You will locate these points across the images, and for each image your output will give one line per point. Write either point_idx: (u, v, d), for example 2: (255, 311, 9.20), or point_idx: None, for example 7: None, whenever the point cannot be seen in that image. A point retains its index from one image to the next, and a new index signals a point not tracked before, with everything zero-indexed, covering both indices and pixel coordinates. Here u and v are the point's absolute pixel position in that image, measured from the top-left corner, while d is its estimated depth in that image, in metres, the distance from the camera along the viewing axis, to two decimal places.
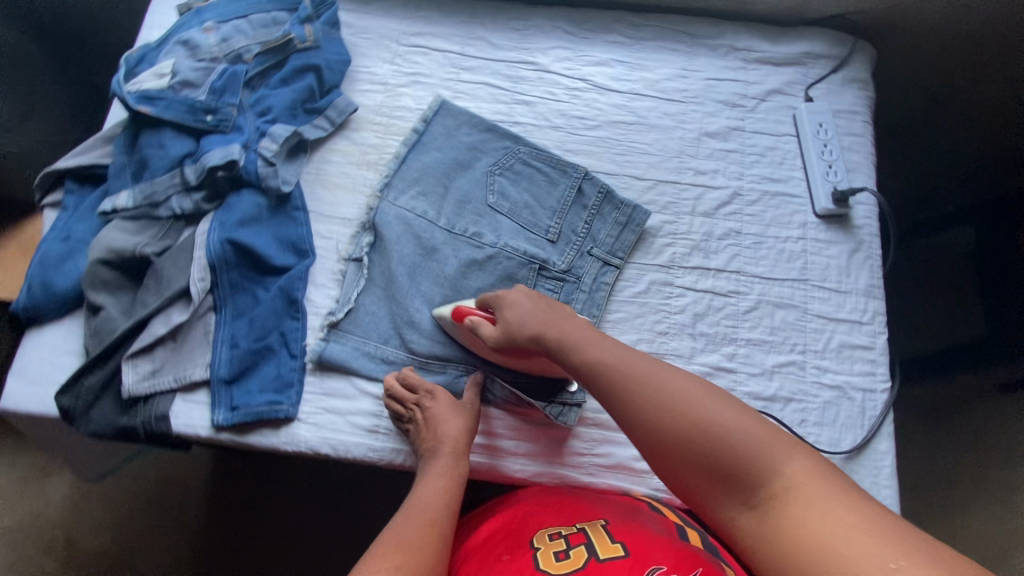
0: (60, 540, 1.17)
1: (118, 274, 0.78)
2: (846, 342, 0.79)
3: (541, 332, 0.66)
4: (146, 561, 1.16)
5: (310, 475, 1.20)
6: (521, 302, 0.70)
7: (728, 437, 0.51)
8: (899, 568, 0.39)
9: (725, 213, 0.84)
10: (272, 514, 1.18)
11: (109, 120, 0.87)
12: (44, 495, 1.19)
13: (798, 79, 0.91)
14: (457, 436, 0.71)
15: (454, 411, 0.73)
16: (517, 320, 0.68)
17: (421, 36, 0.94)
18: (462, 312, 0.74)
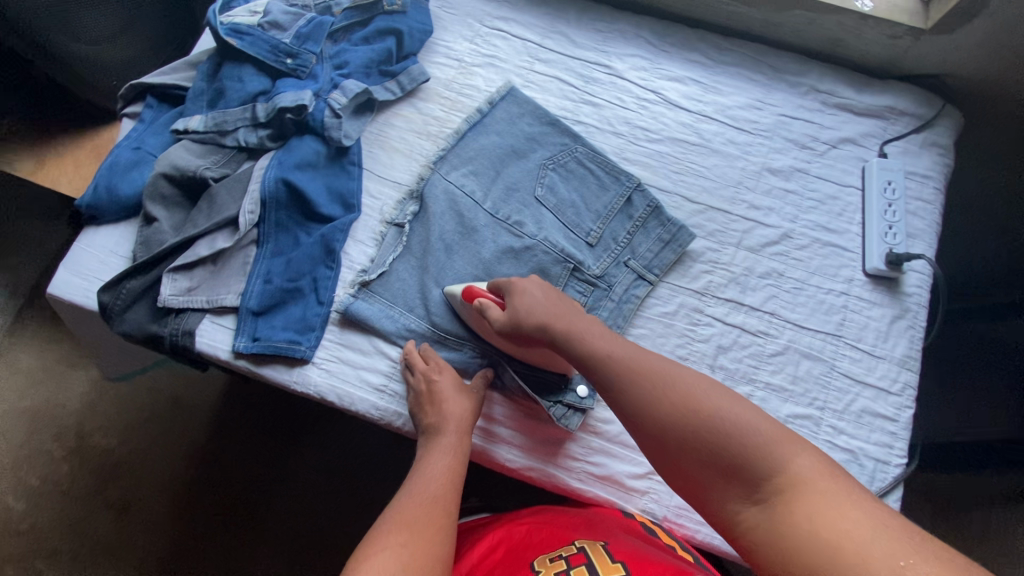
0: (72, 430, 1.24)
1: (177, 192, 0.82)
2: (869, 408, 0.76)
3: (548, 318, 0.65)
4: (143, 469, 1.22)
5: (309, 426, 1.25)
6: (533, 288, 0.69)
7: (732, 427, 0.52)
8: (907, 565, 0.41)
9: (770, 252, 0.83)
10: (269, 449, 1.23)
11: (198, 47, 0.92)
12: (67, 387, 1.28)
13: (876, 132, 0.88)
14: (462, 415, 0.72)
15: (460, 392, 0.74)
16: (525, 307, 0.66)
17: (504, 20, 0.95)
18: (477, 291, 0.73)
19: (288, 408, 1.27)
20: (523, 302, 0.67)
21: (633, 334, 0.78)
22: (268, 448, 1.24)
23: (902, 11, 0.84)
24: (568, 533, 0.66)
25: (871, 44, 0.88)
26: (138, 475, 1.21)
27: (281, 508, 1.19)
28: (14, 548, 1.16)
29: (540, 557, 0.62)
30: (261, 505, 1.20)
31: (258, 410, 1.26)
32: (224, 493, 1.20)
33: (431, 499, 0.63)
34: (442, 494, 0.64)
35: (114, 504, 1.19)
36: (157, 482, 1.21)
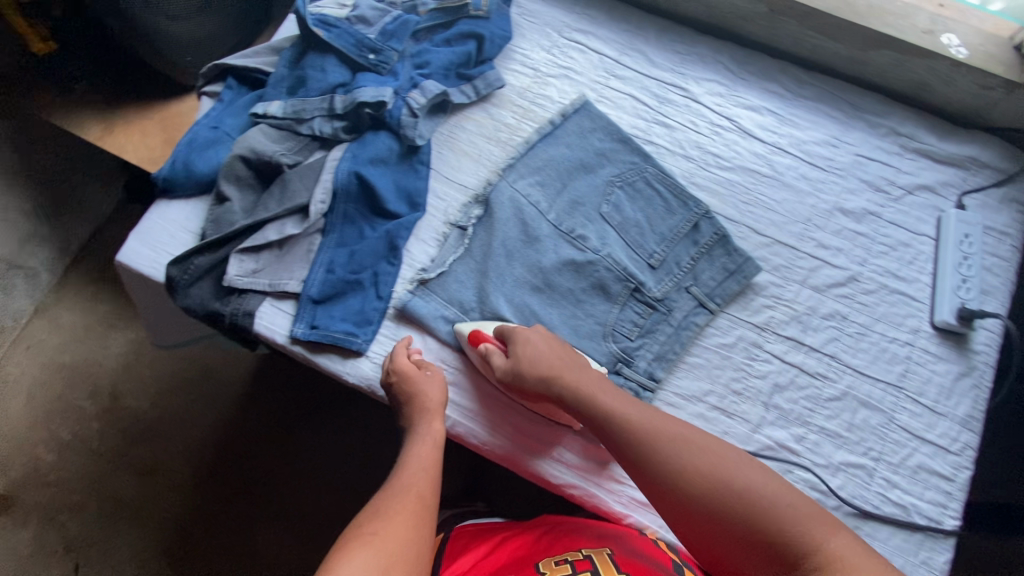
0: (107, 390, 1.27)
1: (250, 174, 0.83)
2: (925, 464, 0.74)
3: (554, 374, 0.70)
4: (170, 437, 1.24)
5: (335, 412, 1.26)
6: (539, 342, 0.73)
7: (762, 503, 0.57)
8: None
9: (835, 293, 0.81)
10: (292, 431, 1.24)
11: (282, 34, 0.93)
12: (107, 347, 1.31)
13: (954, 182, 0.86)
14: (436, 401, 0.74)
15: (431, 378, 0.75)
16: (528, 359, 0.70)
17: (583, 33, 0.95)
18: (478, 338, 0.76)
19: (316, 393, 1.27)
20: (525, 355, 0.71)
21: (689, 363, 0.78)
22: (291, 429, 1.25)
23: (997, 62, 0.81)
24: (576, 539, 0.69)
25: (959, 92, 0.86)
26: (165, 442, 1.23)
27: (299, 491, 1.20)
28: (43, 498, 1.19)
29: (546, 559, 0.65)
30: (279, 485, 1.21)
31: (286, 391, 1.28)
32: (245, 469, 1.22)
33: (408, 490, 0.65)
34: (421, 486, 0.66)
35: (139, 466, 1.21)
36: (182, 450, 1.23)
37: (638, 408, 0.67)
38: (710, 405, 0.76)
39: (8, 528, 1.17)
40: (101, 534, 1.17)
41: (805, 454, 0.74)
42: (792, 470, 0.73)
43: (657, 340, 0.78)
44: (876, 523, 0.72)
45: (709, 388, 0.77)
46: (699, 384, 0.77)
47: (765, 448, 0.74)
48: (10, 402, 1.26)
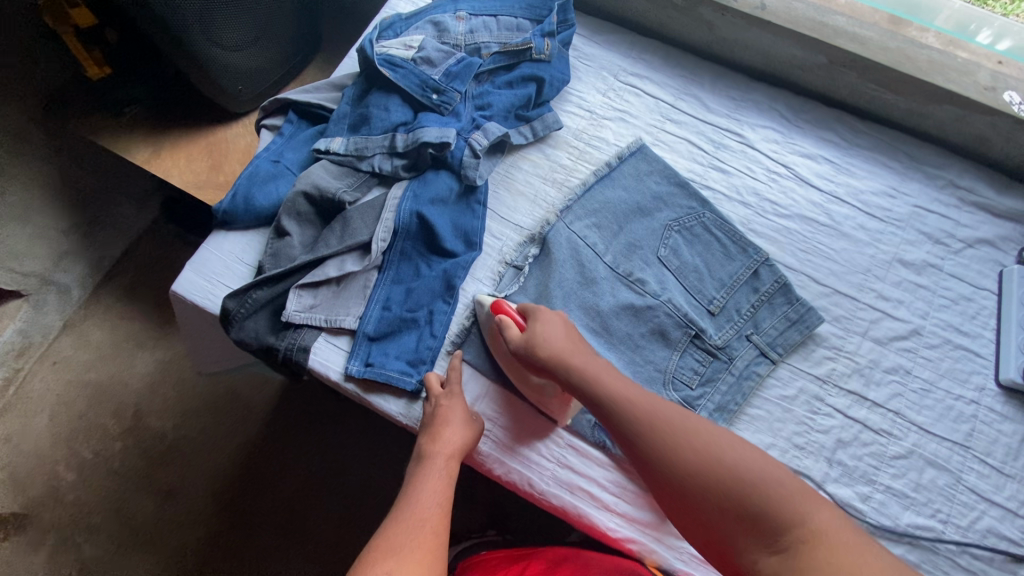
0: (130, 409, 1.24)
1: (311, 209, 0.83)
2: (996, 530, 0.71)
3: (565, 353, 0.68)
4: (192, 460, 1.20)
5: (358, 443, 1.21)
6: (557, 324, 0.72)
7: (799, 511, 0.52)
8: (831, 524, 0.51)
9: (897, 346, 0.80)
10: (317, 458, 1.20)
11: (343, 71, 0.95)
12: (132, 364, 1.28)
13: (1015, 236, 0.85)
14: (460, 443, 0.70)
15: (462, 415, 0.72)
16: (543, 336, 0.69)
17: (638, 77, 0.96)
18: (506, 309, 0.75)
19: (344, 423, 1.23)
20: (534, 328, 0.71)
21: (749, 414, 0.77)
22: (318, 458, 1.20)
23: None
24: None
25: (1020, 147, 0.87)
26: (185, 466, 1.20)
27: (321, 523, 1.15)
28: (58, 518, 1.15)
29: None
30: (300, 516, 1.16)
31: (314, 417, 1.23)
32: (267, 499, 1.17)
33: (421, 523, 0.61)
34: (435, 520, 0.62)
35: (158, 490, 1.18)
36: (203, 476, 1.19)
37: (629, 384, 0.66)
38: (772, 458, 0.74)
39: (21, 550, 1.13)
40: (115, 559, 1.13)
41: (870, 514, 0.72)
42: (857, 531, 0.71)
43: (718, 390, 0.77)
44: None
45: (770, 441, 0.75)
46: (760, 436, 0.75)
47: None
48: (31, 418, 1.23)
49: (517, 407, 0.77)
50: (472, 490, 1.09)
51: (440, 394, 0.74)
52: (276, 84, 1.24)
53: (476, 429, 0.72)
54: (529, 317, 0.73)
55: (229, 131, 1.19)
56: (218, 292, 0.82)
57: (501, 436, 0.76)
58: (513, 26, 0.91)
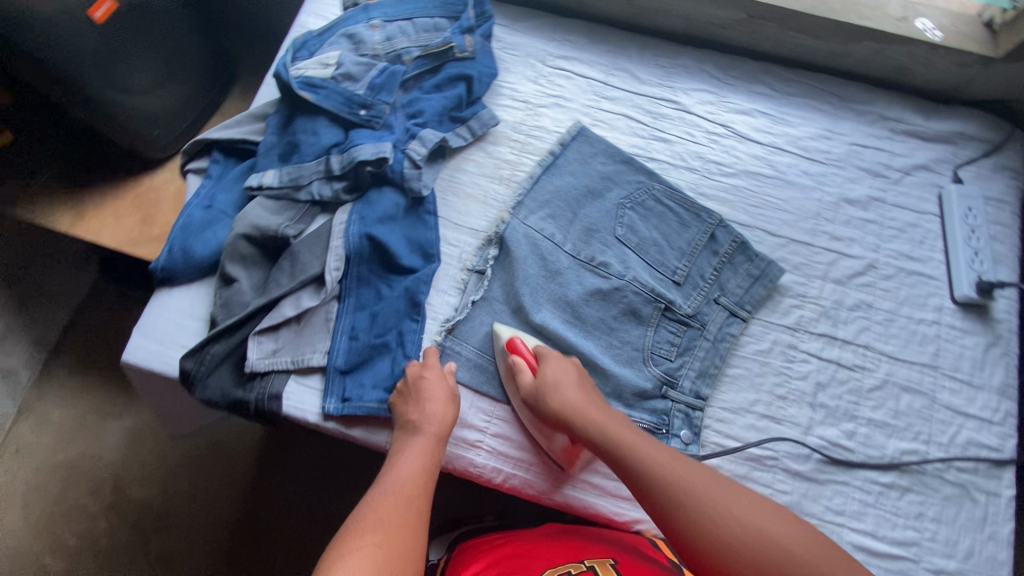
0: (109, 484, 1.18)
1: (255, 250, 0.79)
2: (974, 440, 0.75)
3: (575, 407, 0.69)
4: (185, 523, 1.15)
5: (355, 472, 1.19)
6: (570, 372, 0.72)
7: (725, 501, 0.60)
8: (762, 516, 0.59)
9: (857, 283, 0.82)
10: (316, 496, 1.17)
11: (262, 99, 0.90)
12: (101, 437, 1.22)
13: (947, 158, 0.88)
14: (444, 420, 0.69)
15: (449, 393, 0.71)
16: (552, 382, 0.70)
17: (566, 60, 0.95)
18: (515, 347, 0.74)
19: (337, 455, 1.20)
20: (554, 380, 0.70)
21: (730, 375, 0.78)
22: (316, 495, 1.17)
23: (971, 41, 0.86)
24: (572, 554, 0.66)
25: (938, 71, 0.89)
26: (179, 531, 1.15)
27: None
28: None
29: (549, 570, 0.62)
30: (310, 556, 1.13)
31: (305, 454, 1.20)
32: (272, 547, 1.14)
33: (400, 497, 0.62)
34: (416, 493, 0.63)
35: (155, 560, 1.13)
36: (201, 536, 1.14)
37: (657, 447, 0.65)
38: (758, 413, 0.76)
39: None
40: None
41: (858, 449, 0.75)
42: (849, 468, 0.74)
43: (696, 357, 0.78)
44: (939, 507, 0.72)
45: (754, 397, 0.77)
46: (744, 395, 0.77)
47: (820, 450, 0.74)
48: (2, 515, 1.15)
49: (505, 410, 0.76)
50: (476, 498, 1.08)
51: (418, 369, 0.73)
52: (196, 122, 1.17)
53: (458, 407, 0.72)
54: (544, 360, 0.73)
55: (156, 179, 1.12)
56: (172, 354, 0.77)
57: (494, 444, 0.75)
58: (430, 26, 0.87)
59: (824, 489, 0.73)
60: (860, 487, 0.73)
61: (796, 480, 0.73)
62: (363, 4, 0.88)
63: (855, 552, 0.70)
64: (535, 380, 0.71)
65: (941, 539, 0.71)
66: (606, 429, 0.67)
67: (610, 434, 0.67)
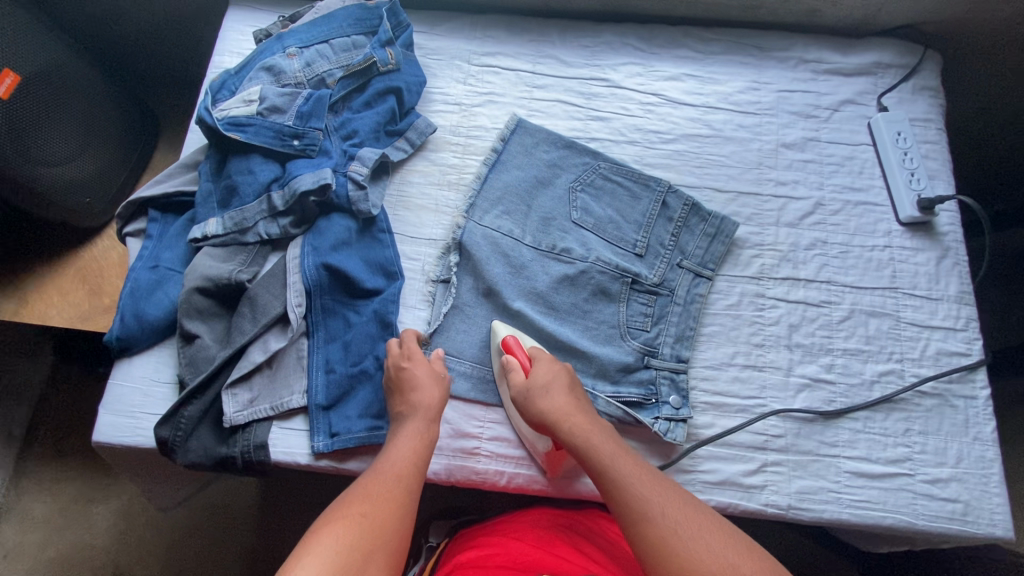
0: (108, 568, 1.13)
1: (212, 302, 0.77)
2: (943, 349, 0.78)
3: (561, 411, 0.68)
4: None
5: None
6: (561, 378, 0.72)
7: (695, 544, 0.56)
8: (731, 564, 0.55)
9: (809, 222, 0.85)
10: None
11: (189, 148, 0.87)
12: (90, 524, 1.16)
13: (870, 88, 0.92)
14: (431, 404, 0.70)
15: (434, 374, 0.72)
16: (542, 386, 0.70)
17: (492, 55, 0.94)
18: (511, 345, 0.74)
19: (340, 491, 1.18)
20: (544, 383, 0.70)
21: (706, 333, 0.79)
22: None
23: None
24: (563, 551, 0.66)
25: (846, 7, 0.93)
26: None
27: None
28: None
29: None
30: None
31: (307, 496, 1.17)
32: None
33: (388, 475, 0.62)
34: (405, 468, 0.64)
35: None
36: None
37: (642, 471, 0.64)
38: (740, 365, 0.78)
39: None
40: None
41: (839, 380, 0.77)
42: (834, 400, 0.76)
43: (671, 323, 0.79)
44: (923, 419, 0.75)
45: (734, 350, 0.78)
46: (724, 350, 0.78)
47: (804, 388, 0.76)
48: None
49: (498, 412, 0.76)
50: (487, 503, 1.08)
51: (401, 360, 0.72)
52: (128, 184, 1.12)
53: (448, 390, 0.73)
54: (540, 367, 0.72)
55: (96, 246, 1.09)
56: (146, 425, 0.74)
57: (493, 448, 0.75)
58: (349, 45, 0.85)
59: (815, 424, 0.75)
60: (848, 415, 0.75)
61: (788, 422, 0.75)
62: (276, 33, 0.85)
63: (854, 478, 0.73)
64: (529, 380, 0.71)
65: (930, 449, 0.74)
66: (594, 444, 0.66)
67: (597, 448, 0.66)
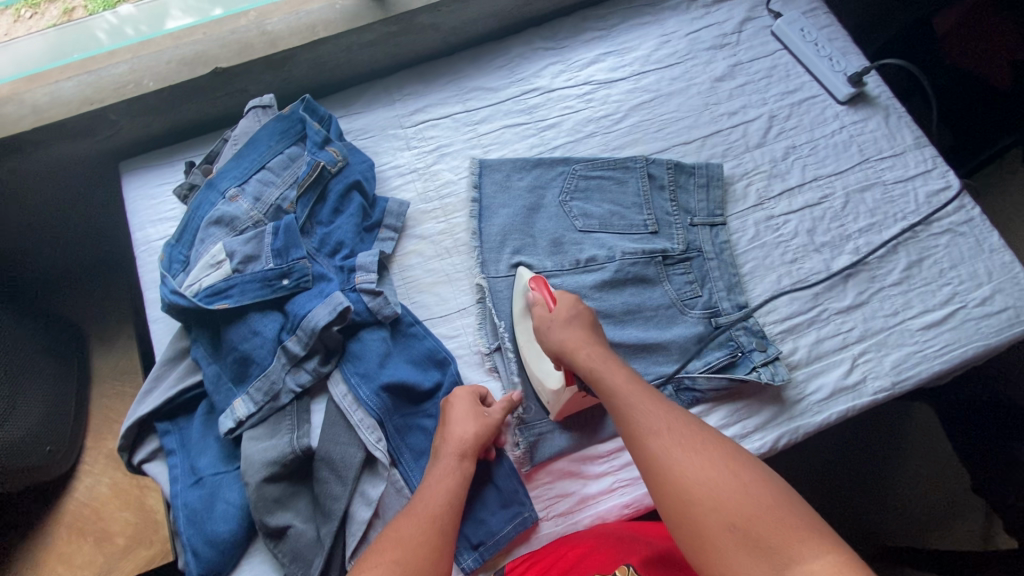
0: None
1: (283, 484, 0.68)
2: (930, 191, 0.87)
3: (568, 343, 0.67)
4: None
5: None
6: (583, 317, 0.69)
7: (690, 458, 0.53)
8: (737, 486, 0.50)
9: (773, 135, 0.90)
10: None
11: (163, 340, 0.77)
12: None
13: (757, 1, 0.99)
14: (467, 438, 0.66)
15: (473, 416, 0.68)
16: (555, 325, 0.68)
17: (421, 111, 0.91)
18: (537, 284, 0.73)
19: None
20: (564, 318, 0.68)
21: (747, 272, 0.82)
22: None
23: None
24: (629, 551, 0.61)
25: None
26: None
27: None
28: None
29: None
30: None
31: None
32: None
33: (426, 518, 0.58)
34: (443, 510, 0.59)
35: None
36: None
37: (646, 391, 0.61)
38: (788, 286, 0.81)
39: None
40: None
41: (871, 256, 0.83)
42: (876, 276, 0.82)
43: (716, 278, 0.81)
44: (948, 254, 0.83)
45: (776, 276, 0.82)
46: (768, 280, 0.81)
47: (849, 279, 0.81)
48: None
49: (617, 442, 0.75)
50: None
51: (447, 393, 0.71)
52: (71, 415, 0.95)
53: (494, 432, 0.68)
54: (562, 304, 0.69)
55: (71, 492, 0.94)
56: None
57: (626, 475, 0.74)
58: (287, 161, 0.78)
59: (874, 304, 0.80)
60: (895, 283, 0.81)
61: (852, 313, 0.80)
62: (204, 182, 0.77)
63: (927, 332, 0.79)
64: (550, 317, 0.69)
65: (966, 276, 0.82)
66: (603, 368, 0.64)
67: (607, 375, 0.63)
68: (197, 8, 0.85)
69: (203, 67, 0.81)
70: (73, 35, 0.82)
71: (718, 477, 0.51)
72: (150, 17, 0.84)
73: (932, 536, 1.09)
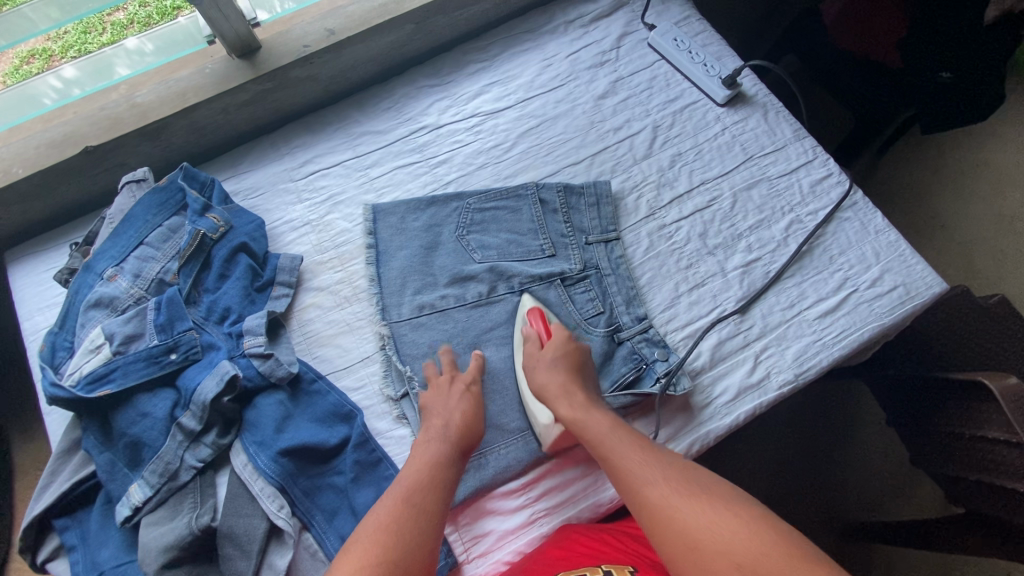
0: None
1: (185, 567, 0.65)
2: (813, 180, 0.89)
3: (554, 382, 0.72)
4: None
5: None
6: (570, 357, 0.74)
7: (690, 510, 0.57)
8: (739, 527, 0.55)
9: (659, 145, 0.92)
10: None
11: (57, 431, 0.74)
12: None
13: (632, 16, 1.01)
14: (460, 425, 0.69)
15: (467, 406, 0.71)
16: (544, 363, 0.73)
17: (310, 162, 0.91)
18: (535, 317, 0.77)
19: None
20: (552, 359, 0.73)
21: (644, 284, 0.83)
22: None
23: None
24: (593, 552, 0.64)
25: None
26: None
27: None
28: None
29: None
30: None
31: None
32: None
33: (420, 504, 0.61)
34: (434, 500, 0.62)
35: None
36: None
37: (635, 445, 0.66)
38: (686, 292, 0.82)
39: None
40: None
41: (762, 252, 0.85)
42: (769, 270, 0.83)
43: (615, 293, 0.82)
44: (836, 241, 0.85)
45: (673, 284, 0.83)
46: (665, 289, 0.83)
47: (744, 278, 0.83)
48: None
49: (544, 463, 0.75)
50: None
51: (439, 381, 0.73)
52: None
53: (480, 419, 0.71)
54: (555, 340, 0.75)
55: None
56: None
57: (547, 503, 0.73)
58: (167, 233, 0.77)
59: (770, 298, 0.82)
60: (790, 275, 0.83)
61: (750, 309, 0.81)
62: (82, 265, 0.75)
63: (824, 319, 0.80)
64: (541, 353, 0.74)
65: (856, 259, 0.84)
66: (586, 421, 0.69)
67: (594, 427, 0.68)
68: (140, 60, 0.84)
69: (73, 148, 0.80)
70: (16, 97, 0.81)
71: (714, 525, 0.56)
72: (94, 73, 0.83)
73: (890, 507, 1.11)
